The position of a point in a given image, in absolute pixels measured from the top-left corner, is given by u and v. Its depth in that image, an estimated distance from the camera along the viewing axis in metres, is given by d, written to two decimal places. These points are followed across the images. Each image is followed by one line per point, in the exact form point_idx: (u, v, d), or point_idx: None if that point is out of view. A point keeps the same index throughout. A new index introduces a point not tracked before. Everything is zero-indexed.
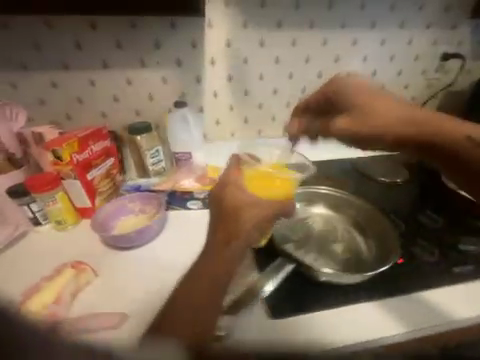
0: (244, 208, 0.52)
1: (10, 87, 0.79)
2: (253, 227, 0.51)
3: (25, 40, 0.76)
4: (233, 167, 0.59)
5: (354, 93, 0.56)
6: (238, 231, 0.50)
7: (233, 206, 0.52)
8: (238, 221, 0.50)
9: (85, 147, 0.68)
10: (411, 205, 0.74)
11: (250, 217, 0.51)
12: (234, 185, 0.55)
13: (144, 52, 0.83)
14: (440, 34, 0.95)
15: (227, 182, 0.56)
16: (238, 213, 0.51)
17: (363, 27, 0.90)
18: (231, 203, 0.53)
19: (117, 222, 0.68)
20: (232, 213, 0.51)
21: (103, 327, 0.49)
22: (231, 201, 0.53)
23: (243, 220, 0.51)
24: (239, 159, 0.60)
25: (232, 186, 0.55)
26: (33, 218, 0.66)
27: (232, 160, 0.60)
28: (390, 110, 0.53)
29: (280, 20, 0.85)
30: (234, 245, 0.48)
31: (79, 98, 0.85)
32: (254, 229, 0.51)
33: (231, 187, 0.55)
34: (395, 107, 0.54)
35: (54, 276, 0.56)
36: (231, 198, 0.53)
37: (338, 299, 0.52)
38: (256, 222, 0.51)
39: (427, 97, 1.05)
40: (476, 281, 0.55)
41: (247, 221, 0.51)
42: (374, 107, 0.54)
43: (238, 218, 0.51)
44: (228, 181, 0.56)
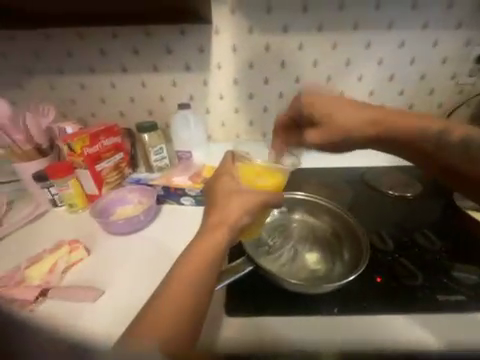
0: (236, 196, 0.52)
1: (49, 88, 0.93)
2: (244, 214, 0.50)
3: (61, 49, 0.87)
4: (229, 161, 0.59)
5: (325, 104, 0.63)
6: (227, 217, 0.50)
7: (225, 195, 0.53)
8: (228, 209, 0.51)
9: (95, 142, 0.78)
10: (410, 222, 0.68)
11: (242, 204, 0.51)
12: (228, 176, 0.56)
13: (157, 58, 0.88)
14: (475, 32, 0.82)
15: (221, 174, 0.57)
16: (229, 201, 0.52)
17: (379, 28, 0.82)
18: (224, 192, 0.53)
19: (115, 210, 0.77)
20: (223, 201, 0.52)
21: (83, 299, 0.57)
22: (223, 191, 0.54)
23: (234, 209, 0.51)
24: (233, 154, 0.60)
25: (227, 176, 0.56)
26: (51, 199, 0.80)
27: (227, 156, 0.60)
28: (352, 118, 0.61)
29: (286, 25, 0.82)
30: (221, 236, 0.49)
31: (102, 98, 0.95)
32: (245, 216, 0.50)
33: (225, 178, 0.56)
34: (359, 117, 0.62)
35: (54, 250, 0.66)
36: (224, 187, 0.54)
37: (299, 308, 0.51)
38: (247, 210, 0.51)
39: (457, 104, 0.92)
40: (463, 313, 0.50)
41: (238, 208, 0.51)
42: (340, 113, 0.62)
43: (229, 205, 0.51)
44: (226, 171, 0.57)
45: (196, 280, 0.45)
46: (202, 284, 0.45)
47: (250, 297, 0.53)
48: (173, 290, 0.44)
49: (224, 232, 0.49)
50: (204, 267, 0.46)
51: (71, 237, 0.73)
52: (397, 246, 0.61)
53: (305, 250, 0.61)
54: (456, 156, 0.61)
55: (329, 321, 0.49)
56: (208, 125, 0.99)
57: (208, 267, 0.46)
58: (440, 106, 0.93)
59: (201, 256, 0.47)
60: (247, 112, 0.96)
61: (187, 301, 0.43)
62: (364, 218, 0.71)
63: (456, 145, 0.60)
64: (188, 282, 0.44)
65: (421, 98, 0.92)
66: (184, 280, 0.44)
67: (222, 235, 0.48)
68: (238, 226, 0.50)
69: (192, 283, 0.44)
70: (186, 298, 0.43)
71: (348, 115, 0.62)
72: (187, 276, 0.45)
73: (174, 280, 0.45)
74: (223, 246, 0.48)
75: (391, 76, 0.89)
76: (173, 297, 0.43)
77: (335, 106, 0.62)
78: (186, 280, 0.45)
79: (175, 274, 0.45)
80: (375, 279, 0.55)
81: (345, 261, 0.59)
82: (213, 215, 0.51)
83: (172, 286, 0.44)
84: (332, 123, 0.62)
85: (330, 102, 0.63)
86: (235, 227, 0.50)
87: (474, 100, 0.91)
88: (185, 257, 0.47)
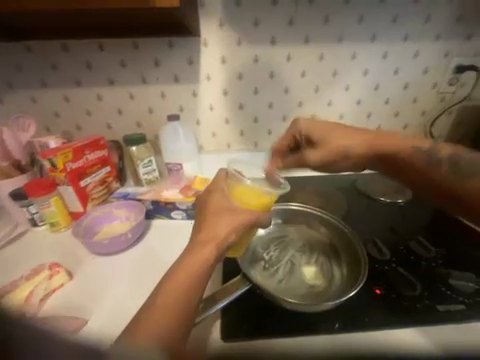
0: (224, 214, 0.51)
1: (31, 101, 0.89)
2: (233, 232, 0.48)
3: (44, 62, 0.83)
4: (220, 179, 0.57)
5: (318, 129, 0.66)
6: (216, 232, 0.48)
7: (214, 211, 0.51)
8: (217, 225, 0.49)
9: (80, 156, 0.74)
10: (403, 229, 0.68)
11: (231, 221, 0.49)
12: (219, 192, 0.54)
13: (145, 70, 0.86)
14: (453, 44, 0.85)
15: (212, 189, 0.55)
16: (219, 218, 0.50)
17: (363, 41, 0.84)
18: (213, 209, 0.52)
19: (101, 228, 0.73)
20: (213, 218, 0.50)
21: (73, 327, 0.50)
22: (213, 207, 0.52)
23: (222, 225, 0.49)
24: (226, 171, 0.58)
25: (217, 192, 0.54)
26: (31, 218, 0.75)
27: (220, 174, 0.58)
28: (345, 140, 0.64)
29: (273, 37, 0.82)
30: (211, 247, 0.46)
31: (88, 110, 0.92)
32: (232, 234, 0.48)
33: (214, 195, 0.54)
34: (351, 139, 0.64)
35: (31, 276, 0.60)
36: (214, 203, 0.53)
37: (298, 328, 0.49)
38: (236, 228, 0.49)
39: (439, 111, 0.96)
40: (463, 323, 0.49)
41: (227, 225, 0.49)
42: (333, 139, 0.64)
43: (218, 222, 0.49)
44: (215, 188, 0.55)
45: (187, 290, 0.42)
46: (192, 295, 0.42)
47: (246, 317, 0.50)
48: (163, 299, 0.40)
49: (213, 245, 0.47)
50: (194, 278, 0.43)
51: (52, 260, 0.68)
52: (394, 255, 0.60)
53: (303, 264, 0.59)
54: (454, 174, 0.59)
55: (329, 340, 0.47)
56: (198, 135, 0.98)
57: (199, 277, 0.44)
58: (424, 114, 0.97)
59: (193, 265, 0.44)
60: (237, 122, 0.96)
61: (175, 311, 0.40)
62: (359, 227, 0.70)
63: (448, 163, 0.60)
64: (178, 292, 0.41)
65: (406, 105, 0.95)
66: (174, 289, 0.41)
67: (212, 248, 0.46)
68: (226, 244, 0.48)
69: (182, 293, 0.41)
70: (174, 308, 0.40)
71: (344, 137, 0.64)
72: (177, 285, 0.42)
73: (164, 289, 0.42)
74: (213, 261, 0.46)
75: (377, 86, 0.91)
76: (162, 305, 0.40)
77: (333, 128, 0.65)
78: (177, 288, 0.42)
79: (166, 283, 0.42)
80: (374, 292, 0.54)
81: (343, 273, 0.57)
82: (203, 229, 0.49)
83: (162, 296, 0.41)
84: (326, 148, 0.65)
85: (328, 125, 0.66)
86: (224, 243, 0.47)
87: (455, 107, 0.95)
88: (177, 266, 0.44)
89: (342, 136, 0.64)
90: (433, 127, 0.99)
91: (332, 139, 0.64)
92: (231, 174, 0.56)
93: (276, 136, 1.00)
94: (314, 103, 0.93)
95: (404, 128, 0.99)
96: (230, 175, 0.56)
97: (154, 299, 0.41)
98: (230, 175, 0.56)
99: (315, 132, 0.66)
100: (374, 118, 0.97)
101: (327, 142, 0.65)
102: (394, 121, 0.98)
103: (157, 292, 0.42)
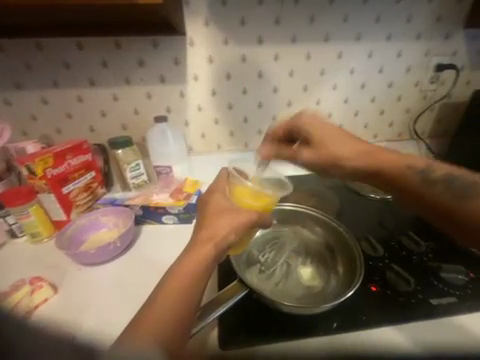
0: (224, 213, 0.49)
1: (5, 104, 0.83)
2: (232, 232, 0.47)
3: (18, 62, 0.78)
4: (222, 179, 0.56)
5: (316, 133, 0.64)
6: (217, 234, 0.46)
7: (215, 210, 0.50)
8: (217, 224, 0.47)
9: (61, 162, 0.70)
10: (394, 225, 0.70)
11: (231, 220, 0.48)
12: (220, 192, 0.53)
13: (129, 70, 0.82)
14: (432, 44, 0.88)
15: (214, 189, 0.54)
16: (219, 217, 0.48)
17: (348, 41, 0.85)
18: (214, 209, 0.50)
19: (88, 237, 0.70)
20: (213, 217, 0.49)
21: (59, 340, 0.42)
22: (214, 205, 0.51)
23: (222, 224, 0.47)
24: (228, 170, 0.57)
25: (218, 192, 0.53)
26: (9, 230, 0.70)
27: (222, 174, 0.57)
28: (341, 145, 0.62)
29: (261, 36, 0.81)
30: (210, 249, 0.44)
31: (69, 113, 0.87)
32: (232, 234, 0.47)
33: (215, 195, 0.53)
34: (349, 143, 0.62)
35: (11, 292, 0.55)
36: (215, 202, 0.51)
37: (298, 331, 0.48)
38: (236, 228, 0.47)
39: (422, 109, 0.99)
40: (455, 315, 0.51)
41: (227, 224, 0.47)
42: (329, 142, 0.63)
43: (218, 221, 0.48)
44: (216, 188, 0.54)
45: (187, 291, 0.40)
46: (193, 295, 0.40)
47: (244, 323, 0.49)
48: (164, 299, 0.39)
49: (214, 244, 0.45)
50: (193, 279, 0.41)
51: (33, 274, 0.63)
52: (386, 251, 0.61)
53: (299, 266, 0.59)
54: (448, 193, 0.54)
55: (330, 340, 0.47)
56: (187, 137, 0.96)
57: (201, 275, 0.42)
58: (408, 111, 1.00)
59: (194, 262, 0.43)
60: (227, 123, 0.95)
61: (177, 307, 0.39)
62: (351, 224, 0.71)
63: (443, 183, 0.56)
64: (180, 288, 0.40)
65: (391, 103, 0.97)
66: (176, 285, 0.40)
67: (212, 246, 0.45)
68: (226, 243, 0.46)
69: (184, 290, 0.40)
70: (176, 304, 0.39)
71: (341, 142, 0.62)
72: (179, 282, 0.40)
73: (167, 285, 0.40)
74: (213, 262, 0.44)
75: (363, 85, 0.93)
76: (164, 302, 0.39)
77: (329, 130, 0.64)
78: (178, 285, 0.40)
79: (168, 280, 0.41)
80: (370, 288, 0.54)
81: (339, 272, 0.58)
82: (204, 227, 0.48)
83: (163, 295, 0.39)
84: (320, 151, 0.63)
85: (328, 128, 0.64)
86: (223, 242, 0.46)
87: (436, 104, 0.99)
88: (179, 262, 0.43)
89: (336, 141, 0.62)
90: (416, 124, 1.02)
91: (327, 143, 0.63)
92: (234, 174, 0.55)
93: None
94: (303, 102, 0.94)
95: (389, 126, 1.02)
96: (232, 174, 0.56)
97: (156, 294, 0.40)
98: (231, 175, 0.55)
99: (314, 133, 0.64)
100: (361, 116, 0.99)
101: (323, 145, 0.63)
102: (380, 119, 1.00)
103: (158, 290, 0.40)
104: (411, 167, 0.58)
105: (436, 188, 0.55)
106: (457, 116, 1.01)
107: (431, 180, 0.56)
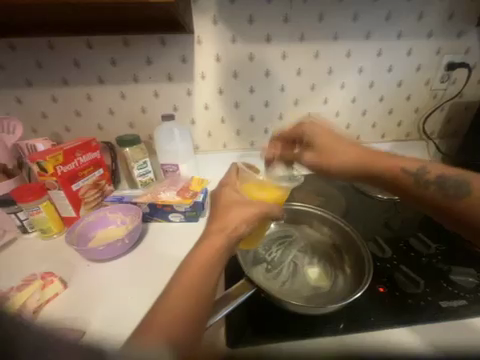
0: (236, 205, 0.50)
1: (16, 102, 0.85)
2: (244, 224, 0.47)
3: (29, 60, 0.79)
4: (233, 174, 0.59)
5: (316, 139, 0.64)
6: (228, 226, 0.47)
7: (225, 202, 0.52)
8: (228, 215, 0.48)
9: (71, 159, 0.71)
10: (401, 227, 0.70)
11: (242, 211, 0.48)
12: (231, 186, 0.55)
13: (137, 69, 0.83)
14: (444, 42, 0.86)
15: (225, 183, 0.56)
16: (230, 208, 0.49)
17: (358, 39, 0.83)
18: (224, 202, 0.51)
19: (95, 234, 0.71)
20: (224, 209, 0.50)
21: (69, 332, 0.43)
22: (225, 198, 0.52)
23: (234, 215, 0.48)
24: (237, 167, 0.61)
25: (230, 186, 0.55)
26: (20, 225, 0.72)
27: (232, 170, 0.60)
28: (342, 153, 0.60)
29: (268, 34, 0.81)
30: (223, 241, 0.45)
31: (77, 111, 0.88)
32: (244, 225, 0.47)
33: (226, 188, 0.55)
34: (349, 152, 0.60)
35: (23, 286, 0.56)
36: (226, 195, 0.53)
37: (305, 331, 0.48)
38: (247, 218, 0.48)
39: (432, 108, 0.98)
40: (467, 319, 0.49)
41: (239, 215, 0.48)
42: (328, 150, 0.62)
43: (229, 212, 0.49)
44: (228, 183, 0.56)
45: (201, 286, 0.39)
46: (208, 291, 0.40)
47: (251, 322, 0.49)
48: (178, 295, 0.38)
49: (226, 234, 0.46)
50: (206, 273, 0.41)
51: (43, 269, 0.65)
52: (394, 252, 0.61)
53: (306, 265, 0.60)
54: (441, 195, 0.51)
55: (336, 341, 0.47)
56: (194, 135, 0.96)
57: (214, 266, 0.42)
58: (417, 111, 0.98)
59: (208, 253, 0.43)
60: (233, 122, 0.95)
61: (192, 299, 0.38)
62: (358, 225, 0.71)
63: (437, 184, 0.52)
64: (195, 280, 0.40)
65: (399, 103, 0.96)
66: (191, 277, 0.40)
67: (225, 237, 0.45)
68: (238, 234, 0.47)
69: (198, 282, 0.40)
70: (191, 296, 0.38)
71: (338, 148, 0.61)
72: (193, 273, 0.40)
73: (180, 277, 0.40)
74: (225, 253, 0.44)
75: (371, 83, 0.91)
76: (178, 295, 0.38)
77: (326, 135, 0.64)
78: (192, 277, 0.40)
79: (182, 275, 0.40)
80: (378, 290, 0.54)
81: (346, 273, 0.58)
82: (216, 219, 0.49)
83: (176, 292, 0.38)
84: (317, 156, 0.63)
85: (324, 132, 0.64)
86: (235, 233, 0.46)
87: (446, 104, 0.97)
88: (192, 254, 0.43)
89: (331, 146, 0.62)
90: (426, 124, 1.01)
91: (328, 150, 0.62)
92: (244, 170, 0.61)
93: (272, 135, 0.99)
94: (310, 101, 0.93)
95: (398, 125, 1.01)
96: (242, 172, 0.60)
97: (169, 288, 0.39)
98: (243, 173, 0.60)
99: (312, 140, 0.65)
100: (368, 116, 0.98)
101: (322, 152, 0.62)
102: (388, 118, 0.99)
103: (171, 285, 0.40)
104: (406, 170, 0.55)
105: (429, 189, 0.52)
106: (468, 116, 0.99)
107: (423, 182, 0.53)
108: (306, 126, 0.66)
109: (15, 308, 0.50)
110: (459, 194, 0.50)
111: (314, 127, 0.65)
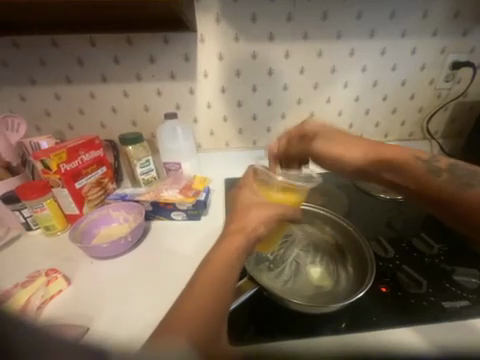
0: (254, 207, 0.52)
1: (20, 100, 0.85)
2: (262, 225, 0.49)
3: (32, 58, 0.79)
4: (250, 176, 0.61)
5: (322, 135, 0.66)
6: (247, 227, 0.49)
7: (245, 204, 0.54)
8: (247, 216, 0.51)
9: (74, 157, 0.71)
10: (404, 227, 0.69)
11: (261, 213, 0.51)
12: (249, 188, 0.58)
13: (140, 67, 0.83)
14: (449, 40, 0.85)
15: (244, 185, 0.59)
16: (250, 210, 0.52)
17: (361, 37, 0.83)
18: (244, 204, 0.54)
19: (98, 231, 0.72)
20: (243, 210, 0.52)
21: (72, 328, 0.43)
22: (244, 200, 0.55)
23: (253, 216, 0.50)
24: (254, 169, 0.63)
25: (248, 188, 0.58)
26: (24, 222, 0.73)
27: (249, 172, 0.63)
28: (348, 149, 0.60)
29: (271, 33, 0.80)
30: (242, 241, 0.47)
31: (80, 109, 0.88)
32: (262, 226, 0.49)
33: (244, 190, 0.57)
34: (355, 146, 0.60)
35: (28, 282, 0.57)
36: (245, 198, 0.56)
37: (306, 330, 0.48)
38: (266, 220, 0.50)
39: (436, 108, 0.97)
40: (470, 320, 0.49)
41: (258, 217, 0.50)
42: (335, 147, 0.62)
43: (248, 214, 0.51)
44: (245, 185, 0.59)
45: (219, 284, 0.41)
46: (226, 290, 0.41)
47: (253, 320, 0.50)
48: (198, 292, 0.39)
49: (245, 234, 0.48)
50: (226, 272, 0.43)
51: (47, 266, 0.65)
52: (397, 252, 0.61)
53: (308, 265, 0.60)
54: (452, 184, 0.50)
55: (338, 340, 0.47)
56: (196, 134, 0.96)
57: (233, 264, 0.44)
58: (421, 110, 0.98)
59: (227, 252, 0.45)
60: (236, 120, 0.95)
61: (213, 295, 0.39)
62: (361, 225, 0.71)
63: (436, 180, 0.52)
64: (215, 277, 0.41)
65: (403, 102, 0.95)
66: (212, 275, 0.42)
67: (243, 238, 0.47)
68: (256, 235, 0.49)
69: (219, 280, 0.41)
70: (212, 292, 0.40)
71: (344, 145, 0.61)
72: (213, 271, 0.42)
73: (202, 274, 0.42)
74: (243, 252, 0.46)
75: (375, 82, 0.91)
76: (200, 291, 0.40)
77: (334, 136, 0.64)
78: (213, 273, 0.42)
79: (203, 272, 0.42)
80: (380, 290, 0.54)
81: (349, 273, 0.58)
82: (235, 221, 0.51)
83: (196, 289, 0.40)
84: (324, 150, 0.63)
85: (334, 132, 0.65)
86: (253, 234, 0.48)
87: (450, 103, 0.96)
88: (212, 254, 0.46)
89: (342, 144, 0.61)
90: (429, 124, 1.00)
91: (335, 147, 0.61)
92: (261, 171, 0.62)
93: (275, 134, 0.99)
94: (313, 101, 0.93)
95: (401, 125, 1.00)
96: (258, 174, 0.61)
97: (191, 285, 0.41)
98: (260, 171, 0.61)
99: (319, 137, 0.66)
100: (372, 115, 0.97)
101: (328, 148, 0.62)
102: (392, 118, 0.98)
103: (192, 283, 0.42)
104: (414, 162, 0.55)
105: (441, 177, 0.51)
106: (472, 116, 0.98)
107: (434, 169, 0.53)
108: (313, 124, 0.68)
109: (20, 304, 0.50)
110: (457, 189, 0.49)
111: (321, 127, 0.67)
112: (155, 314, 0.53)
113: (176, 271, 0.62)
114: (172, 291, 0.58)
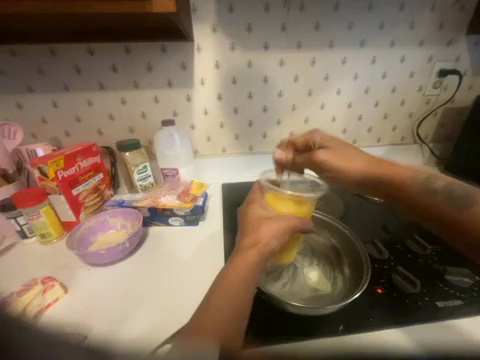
0: (265, 221, 0.53)
1: (17, 107, 0.85)
2: (275, 239, 0.49)
3: (30, 66, 0.80)
4: (257, 191, 0.62)
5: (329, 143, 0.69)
6: (260, 240, 0.49)
7: (257, 219, 0.54)
8: (260, 232, 0.51)
9: (72, 164, 0.71)
10: (399, 229, 0.71)
11: (272, 226, 0.51)
12: (258, 203, 0.58)
13: (137, 75, 0.84)
14: (436, 49, 0.89)
15: (253, 200, 0.59)
16: (262, 224, 0.52)
17: (352, 46, 0.86)
18: (255, 219, 0.54)
19: (95, 238, 0.71)
20: (255, 225, 0.53)
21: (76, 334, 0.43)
22: (256, 216, 0.55)
23: (264, 230, 0.51)
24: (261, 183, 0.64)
25: (256, 203, 0.58)
26: (19, 230, 0.72)
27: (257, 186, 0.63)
28: (351, 160, 0.64)
29: (266, 42, 0.83)
30: (255, 256, 0.47)
31: (77, 116, 0.89)
32: (274, 240, 0.49)
33: (254, 205, 0.58)
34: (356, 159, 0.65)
35: (23, 291, 0.55)
36: (257, 213, 0.56)
37: (304, 333, 0.48)
38: (277, 232, 0.50)
39: (426, 113, 1.01)
40: (464, 319, 0.50)
41: (270, 231, 0.50)
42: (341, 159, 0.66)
43: (260, 228, 0.51)
44: (254, 200, 0.60)
45: (233, 299, 0.42)
46: (241, 304, 0.42)
47: (251, 323, 0.50)
48: (214, 305, 0.41)
49: (258, 249, 0.48)
50: (241, 286, 0.43)
51: (44, 274, 0.64)
52: (392, 254, 0.63)
53: (306, 269, 0.61)
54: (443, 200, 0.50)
55: (335, 341, 0.47)
56: (193, 140, 0.97)
57: (247, 280, 0.44)
58: (411, 115, 1.01)
59: (242, 266, 0.46)
60: (232, 127, 0.96)
61: (229, 311, 0.41)
62: (357, 228, 0.72)
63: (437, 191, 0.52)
64: (231, 291, 0.43)
65: (394, 108, 0.99)
66: (228, 289, 0.43)
67: (257, 252, 0.48)
68: (269, 250, 0.49)
69: (233, 293, 0.42)
70: (227, 306, 0.41)
71: (348, 156, 0.65)
72: (229, 284, 0.43)
73: (217, 288, 0.43)
74: (258, 266, 0.47)
75: (367, 89, 0.94)
76: (217, 301, 0.41)
77: (339, 146, 0.68)
78: (229, 285, 0.43)
79: (217, 287, 0.44)
80: (376, 291, 0.55)
81: (346, 275, 0.59)
82: (247, 235, 0.52)
83: (212, 301, 0.42)
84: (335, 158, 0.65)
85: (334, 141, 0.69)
86: (266, 249, 0.49)
87: (439, 108, 1.00)
88: (225, 270, 0.46)
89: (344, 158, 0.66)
90: (419, 129, 1.03)
91: (342, 157, 0.65)
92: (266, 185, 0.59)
93: (270, 138, 1.01)
94: (307, 107, 0.95)
95: (393, 130, 1.03)
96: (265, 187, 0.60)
97: (207, 300, 0.42)
98: (265, 186, 0.60)
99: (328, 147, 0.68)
100: (364, 121, 1.00)
101: (336, 155, 0.66)
102: (384, 123, 1.01)
103: (208, 296, 0.43)
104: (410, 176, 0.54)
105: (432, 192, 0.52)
106: (460, 121, 1.02)
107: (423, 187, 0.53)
108: (318, 134, 0.70)
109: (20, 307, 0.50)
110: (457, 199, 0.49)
111: (325, 137, 0.70)
112: (154, 321, 0.53)
113: (174, 277, 0.62)
114: (172, 296, 0.58)
